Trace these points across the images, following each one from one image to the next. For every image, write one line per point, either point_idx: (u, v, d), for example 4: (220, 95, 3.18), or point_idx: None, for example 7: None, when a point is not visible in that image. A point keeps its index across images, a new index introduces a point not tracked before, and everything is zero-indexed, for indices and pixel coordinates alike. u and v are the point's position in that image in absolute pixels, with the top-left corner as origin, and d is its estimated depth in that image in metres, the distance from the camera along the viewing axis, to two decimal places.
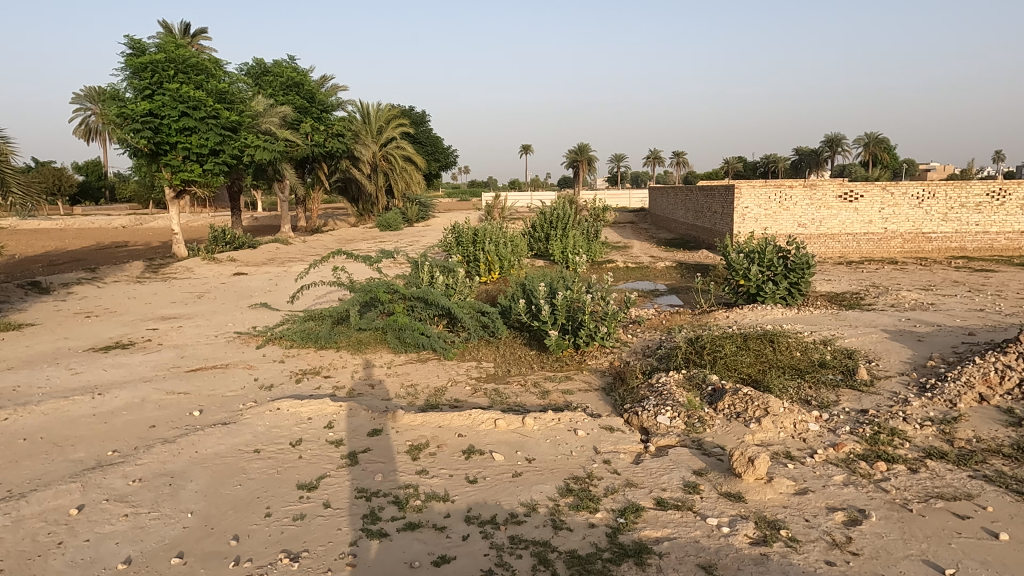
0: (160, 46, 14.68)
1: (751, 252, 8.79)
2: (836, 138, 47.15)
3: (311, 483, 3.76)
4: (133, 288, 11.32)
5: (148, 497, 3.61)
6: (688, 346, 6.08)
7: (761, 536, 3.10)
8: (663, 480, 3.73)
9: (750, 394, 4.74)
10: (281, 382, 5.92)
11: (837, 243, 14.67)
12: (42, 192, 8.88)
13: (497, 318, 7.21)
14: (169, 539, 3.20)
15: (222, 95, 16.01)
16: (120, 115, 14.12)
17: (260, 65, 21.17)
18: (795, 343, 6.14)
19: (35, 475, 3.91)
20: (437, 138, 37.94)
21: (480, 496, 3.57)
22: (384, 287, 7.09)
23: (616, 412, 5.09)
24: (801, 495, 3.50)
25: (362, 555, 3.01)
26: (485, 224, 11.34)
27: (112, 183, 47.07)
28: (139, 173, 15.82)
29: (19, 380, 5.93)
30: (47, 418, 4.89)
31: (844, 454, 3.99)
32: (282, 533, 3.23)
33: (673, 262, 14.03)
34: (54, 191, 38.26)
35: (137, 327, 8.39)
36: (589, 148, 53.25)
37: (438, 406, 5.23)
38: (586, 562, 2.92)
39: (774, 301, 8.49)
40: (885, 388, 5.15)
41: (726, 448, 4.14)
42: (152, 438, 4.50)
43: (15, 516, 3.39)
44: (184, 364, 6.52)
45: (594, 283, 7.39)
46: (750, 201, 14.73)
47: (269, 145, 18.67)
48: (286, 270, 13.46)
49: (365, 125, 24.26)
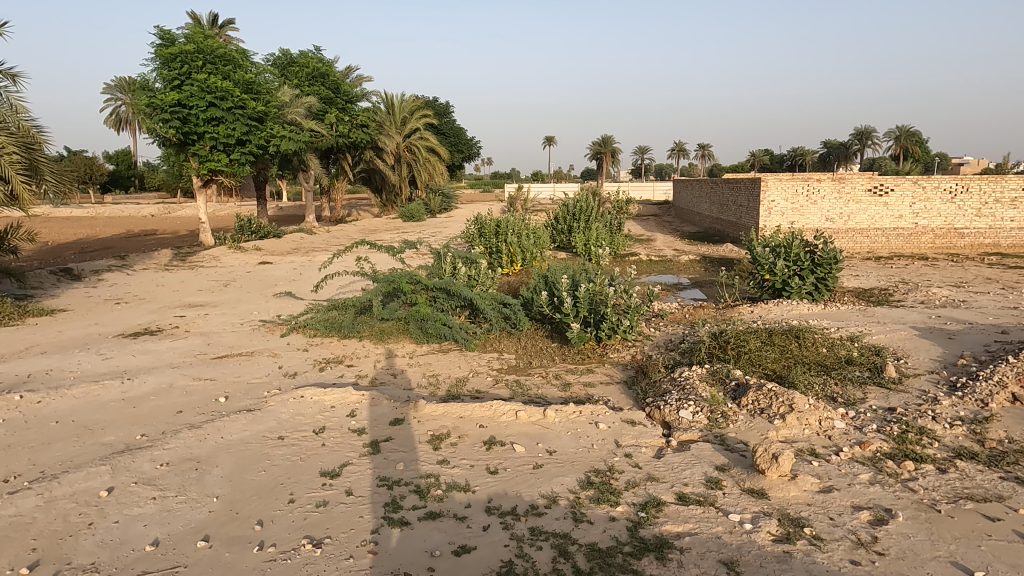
0: (189, 37, 14.85)
1: (777, 246, 8.67)
2: (868, 132, 46.12)
3: (333, 471, 3.80)
4: (162, 276, 11.53)
5: (175, 481, 3.68)
6: (712, 340, 6.03)
7: (784, 534, 3.07)
8: (685, 475, 3.71)
9: (775, 390, 4.68)
10: (305, 370, 5.99)
11: (865, 237, 14.40)
12: (74, 181, 9.09)
13: (519, 310, 7.19)
14: (195, 523, 3.27)
15: (249, 85, 16.12)
16: (150, 105, 14.37)
17: (286, 56, 21.27)
18: (822, 339, 6.05)
19: (67, 457, 4.01)
20: (460, 129, 37.88)
21: (501, 488, 3.57)
22: (406, 277, 7.12)
23: (638, 406, 5.06)
24: (825, 493, 3.45)
25: (383, 543, 3.03)
26: (508, 215, 11.34)
27: (141, 172, 47.71)
28: (168, 163, 16.04)
29: (51, 364, 6.07)
30: (77, 402, 5.01)
31: (870, 453, 3.92)
32: (305, 519, 3.27)
33: (697, 256, 13.89)
34: (86, 179, 39.09)
35: (165, 314, 8.53)
36: (613, 141, 52.71)
37: (460, 396, 5.26)
38: (607, 555, 2.91)
39: (800, 296, 8.37)
40: (913, 387, 5.05)
41: (749, 445, 4.09)
42: (179, 423, 4.59)
43: (48, 497, 3.48)
44: (210, 351, 6.62)
45: (616, 276, 7.31)
46: (777, 193, 14.50)
47: (294, 135, 18.80)
48: (310, 259, 13.59)
49: (389, 116, 24.37)
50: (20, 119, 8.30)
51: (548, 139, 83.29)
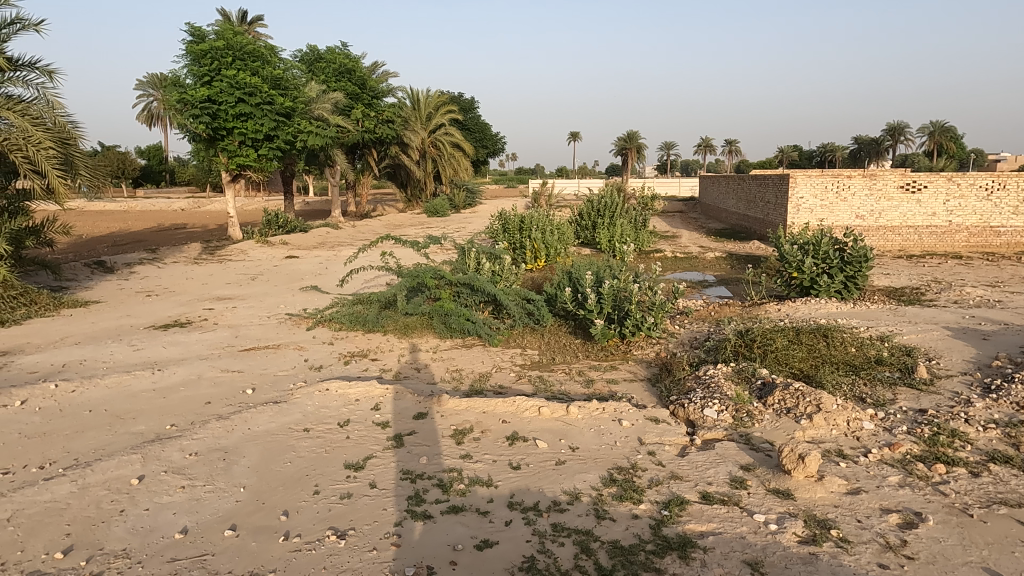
0: (219, 33, 15.07)
1: (805, 244, 8.53)
2: (898, 128, 45.26)
3: (357, 463, 3.84)
4: (192, 269, 11.73)
5: (203, 471, 3.75)
6: (738, 338, 5.96)
7: (810, 535, 3.02)
8: (709, 474, 3.67)
9: (802, 390, 4.61)
10: (330, 363, 6.06)
11: (897, 235, 14.10)
12: (108, 176, 9.28)
13: (542, 306, 7.18)
14: (222, 512, 3.32)
15: (277, 81, 16.31)
16: (181, 100, 14.62)
17: (313, 52, 21.44)
18: (851, 338, 5.95)
19: (100, 445, 4.10)
20: (485, 124, 37.89)
21: (524, 483, 3.58)
22: (430, 272, 7.15)
23: (662, 404, 5.03)
24: (853, 495, 3.39)
25: (406, 536, 3.06)
26: (532, 211, 11.33)
27: (172, 167, 48.59)
28: (198, 157, 16.30)
29: (85, 354, 6.22)
30: (109, 391, 5.13)
31: (900, 455, 3.85)
32: (329, 511, 3.31)
33: (723, 253, 13.74)
34: (119, 174, 39.95)
35: (194, 307, 8.69)
36: (639, 136, 52.29)
37: (483, 391, 5.27)
38: (630, 553, 2.90)
39: (828, 294, 8.24)
40: (946, 388, 4.94)
41: (775, 445, 4.04)
42: (207, 414, 4.67)
43: (82, 483, 3.57)
44: (238, 344, 6.73)
45: (641, 273, 7.25)
46: (806, 190, 14.26)
47: (321, 131, 18.98)
48: (336, 254, 13.72)
49: (415, 111, 24.49)
50: (56, 115, 8.49)
51: (573, 134, 82.88)
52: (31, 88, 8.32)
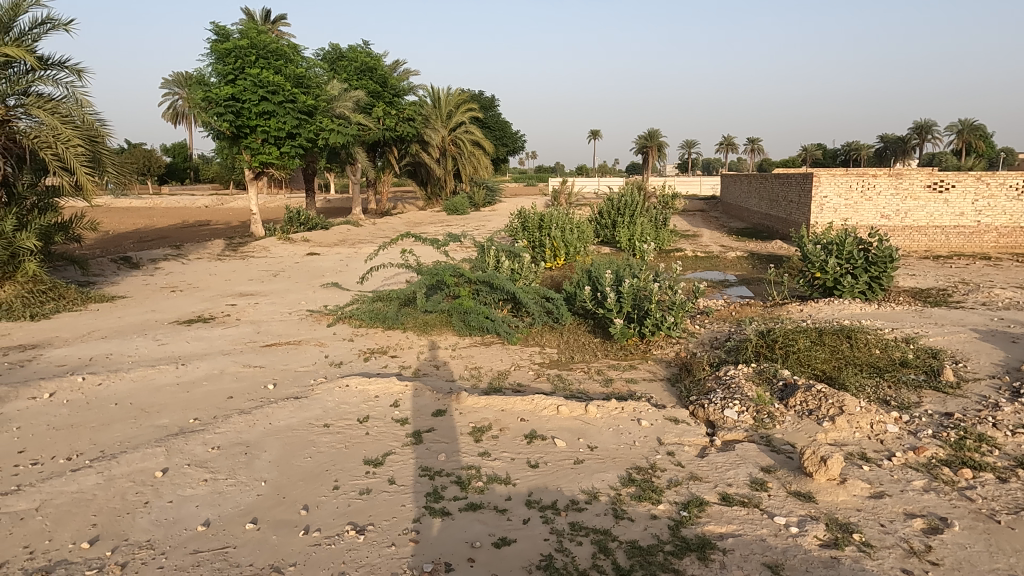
0: (243, 32, 15.25)
1: (829, 244, 8.41)
2: (926, 126, 44.42)
3: (377, 460, 3.86)
4: (215, 266, 11.89)
5: (225, 464, 3.80)
6: (759, 339, 5.90)
7: (832, 539, 2.99)
8: (729, 475, 3.64)
9: (824, 392, 4.56)
10: (350, 360, 6.11)
11: (924, 236, 13.85)
12: (134, 173, 9.42)
13: (562, 304, 7.17)
14: (244, 505, 3.37)
15: (299, 79, 16.45)
16: (205, 98, 14.82)
17: (336, 50, 21.60)
18: (875, 340, 5.86)
19: (125, 437, 4.18)
20: (505, 122, 37.92)
21: (542, 481, 3.58)
22: (450, 270, 7.18)
23: (682, 403, 5.00)
24: (876, 499, 3.35)
25: (424, 533, 3.07)
26: (552, 209, 11.31)
27: (196, 164, 49.24)
28: (222, 155, 16.51)
29: (111, 348, 6.34)
30: (135, 385, 5.22)
31: (925, 459, 3.78)
32: (348, 506, 3.34)
33: (745, 252, 13.61)
34: (144, 171, 40.57)
35: (217, 302, 8.81)
36: (660, 135, 51.94)
37: (501, 389, 5.28)
38: (648, 553, 2.89)
39: (852, 295, 8.12)
40: (973, 391, 4.85)
41: (796, 447, 4.00)
42: (229, 408, 4.73)
43: (107, 475, 3.64)
44: (260, 339, 6.81)
45: (661, 272, 7.20)
46: (830, 189, 14.06)
47: (343, 129, 19.12)
48: (356, 251, 13.81)
49: (435, 109, 24.58)
50: (84, 113, 8.64)
51: (594, 132, 82.60)
52: (61, 86, 8.48)
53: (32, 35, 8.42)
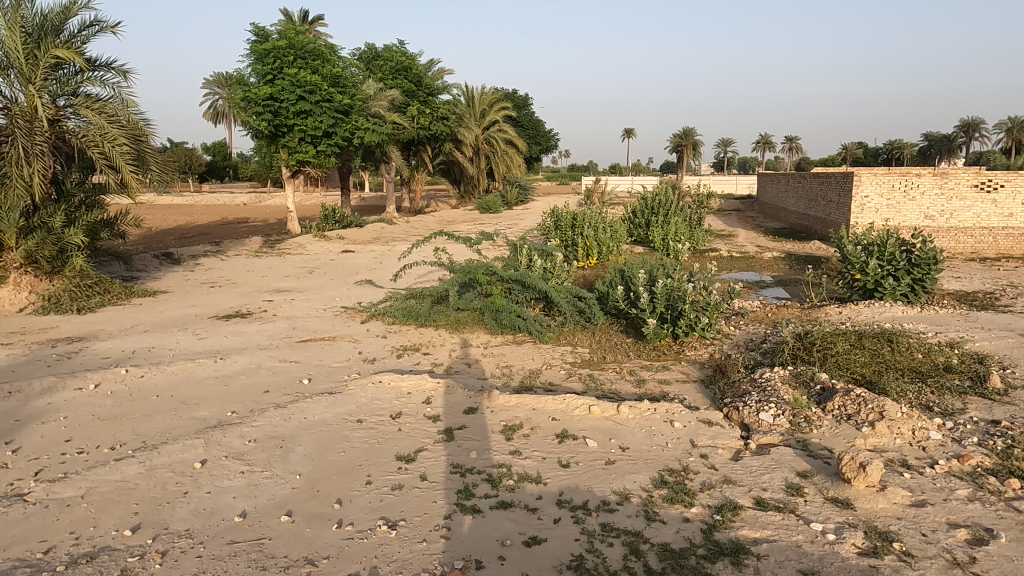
0: (282, 33, 15.51)
1: (870, 244, 8.22)
2: (974, 123, 42.98)
3: (409, 456, 3.89)
4: (253, 262, 12.12)
5: (261, 457, 3.88)
6: (797, 341, 5.78)
7: (871, 547, 2.91)
8: (764, 480, 3.58)
9: (864, 396, 4.45)
10: (383, 356, 6.17)
11: (970, 237, 13.41)
12: (177, 171, 9.62)
13: (594, 304, 7.13)
14: (279, 498, 3.43)
15: (336, 79, 16.66)
16: (245, 98, 15.13)
17: (371, 50, 21.82)
18: (917, 344, 5.70)
19: (166, 429, 4.29)
20: (538, 121, 37.83)
21: (573, 481, 3.57)
22: (483, 269, 7.21)
23: (716, 406, 4.92)
24: (918, 507, 3.25)
25: (455, 529, 3.09)
26: (586, 208, 11.26)
27: (235, 164, 50.26)
28: (260, 154, 16.82)
29: (153, 342, 6.51)
30: (175, 377, 5.36)
31: (970, 468, 3.67)
32: (380, 501, 3.37)
33: (782, 253, 13.37)
34: (186, 170, 41.53)
35: (254, 298, 8.98)
36: (696, 133, 51.23)
37: (533, 388, 5.27)
38: (680, 557, 2.86)
39: (893, 297, 7.91)
40: (1021, 399, 4.68)
41: (834, 452, 3.91)
42: (266, 402, 4.82)
43: (149, 465, 3.74)
44: (296, 335, 6.92)
45: (695, 272, 7.10)
46: (871, 189, 13.73)
47: (378, 128, 19.33)
48: (390, 249, 13.94)
49: (469, 108, 24.71)
50: (130, 112, 8.87)
51: (628, 131, 81.99)
52: (108, 87, 8.73)
53: (81, 37, 8.68)
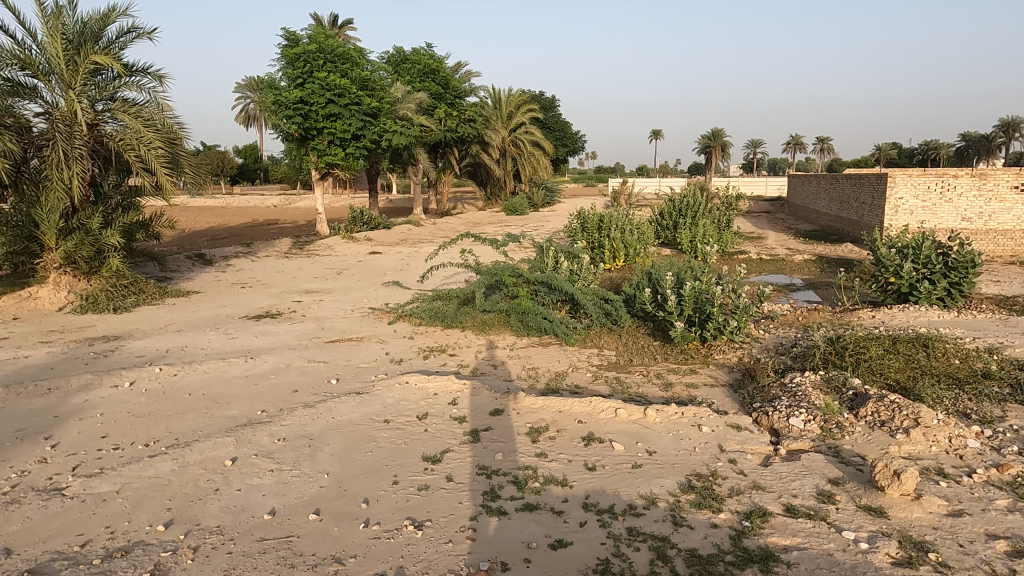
0: (312, 37, 15.72)
1: (904, 247, 8.04)
2: (1014, 123, 41.78)
3: (435, 457, 3.91)
4: (283, 263, 12.30)
5: (290, 456, 3.93)
6: (828, 345, 5.67)
7: (906, 557, 2.85)
8: (794, 486, 3.52)
9: (898, 403, 4.35)
10: (409, 357, 6.21)
11: (1009, 240, 13.05)
12: (210, 174, 9.81)
13: (621, 306, 7.10)
14: (307, 496, 3.47)
15: (364, 82, 16.83)
16: (275, 101, 15.34)
17: (399, 53, 21.98)
18: (954, 349, 5.55)
19: (198, 426, 4.37)
20: (565, 123, 37.73)
21: (599, 485, 3.54)
22: (508, 270, 7.21)
23: (745, 411, 4.84)
24: (955, 517, 3.17)
25: (481, 531, 3.09)
26: (613, 210, 11.21)
27: (266, 166, 51.07)
28: (291, 156, 17.06)
29: (186, 341, 6.63)
30: (207, 376, 5.46)
31: (1010, 477, 3.56)
32: (407, 501, 3.39)
33: (813, 255, 13.14)
34: (217, 172, 42.30)
35: (283, 299, 9.11)
36: (724, 135, 50.64)
37: (559, 390, 5.26)
38: (708, 563, 2.82)
39: (929, 301, 7.72)
40: None
41: (867, 459, 3.83)
42: (294, 401, 4.89)
43: (181, 462, 3.81)
44: (324, 335, 7.01)
45: (723, 275, 7.01)
46: (906, 190, 13.42)
47: (405, 130, 19.49)
48: (417, 251, 14.03)
49: (496, 110, 24.80)
50: (165, 116, 9.08)
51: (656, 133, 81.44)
52: (144, 92, 8.94)
53: (118, 43, 8.91)
